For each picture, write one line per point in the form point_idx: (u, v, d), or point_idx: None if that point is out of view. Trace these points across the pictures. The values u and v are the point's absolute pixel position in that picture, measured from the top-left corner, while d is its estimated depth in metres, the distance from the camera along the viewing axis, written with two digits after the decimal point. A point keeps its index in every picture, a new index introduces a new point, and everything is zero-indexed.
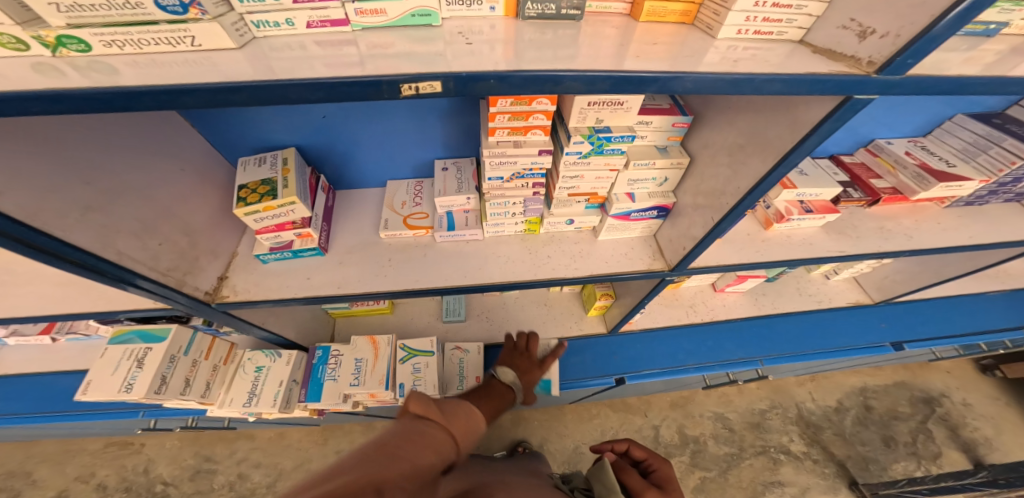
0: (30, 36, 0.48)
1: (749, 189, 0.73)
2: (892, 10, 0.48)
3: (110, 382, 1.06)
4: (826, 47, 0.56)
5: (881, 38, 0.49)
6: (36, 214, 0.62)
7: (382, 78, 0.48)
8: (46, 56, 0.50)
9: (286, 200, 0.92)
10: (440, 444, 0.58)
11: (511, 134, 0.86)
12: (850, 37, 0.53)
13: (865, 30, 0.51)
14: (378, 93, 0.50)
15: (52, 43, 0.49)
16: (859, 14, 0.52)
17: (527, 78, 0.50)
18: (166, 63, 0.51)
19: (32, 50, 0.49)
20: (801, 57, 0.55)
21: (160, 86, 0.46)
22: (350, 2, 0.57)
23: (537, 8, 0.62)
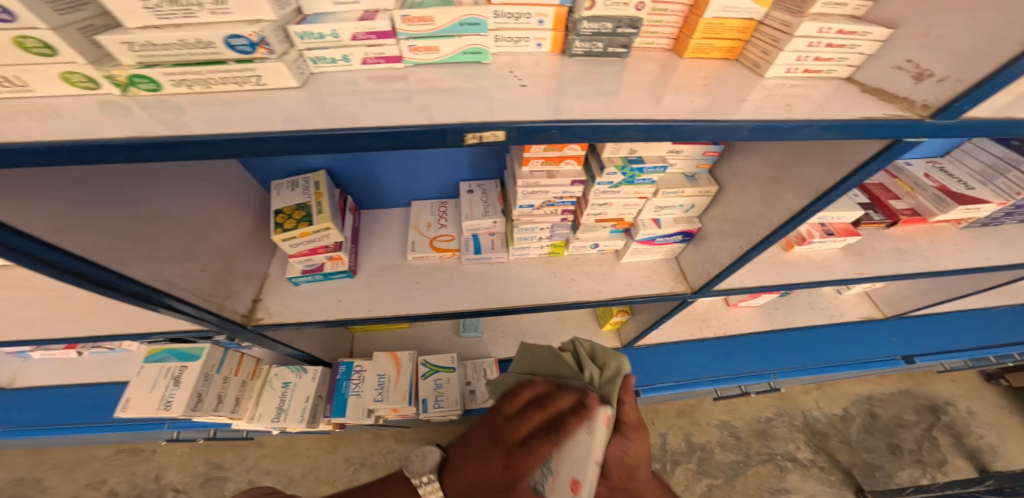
0: (103, 75, 0.47)
1: (782, 223, 0.75)
2: (951, 54, 0.49)
3: (149, 399, 1.04)
4: (878, 86, 0.57)
5: (939, 82, 0.50)
6: (94, 249, 0.64)
7: (449, 128, 0.50)
8: (116, 94, 0.50)
9: (321, 226, 0.94)
10: None
11: (545, 164, 0.88)
12: (906, 77, 0.54)
13: (922, 72, 0.52)
14: (443, 141, 0.52)
15: (122, 82, 0.48)
16: (915, 56, 0.52)
17: (589, 127, 0.53)
18: (233, 105, 0.51)
19: (102, 87, 0.49)
20: (851, 99, 0.57)
21: (249, 134, 0.47)
22: (404, 39, 0.57)
23: (585, 46, 0.62)
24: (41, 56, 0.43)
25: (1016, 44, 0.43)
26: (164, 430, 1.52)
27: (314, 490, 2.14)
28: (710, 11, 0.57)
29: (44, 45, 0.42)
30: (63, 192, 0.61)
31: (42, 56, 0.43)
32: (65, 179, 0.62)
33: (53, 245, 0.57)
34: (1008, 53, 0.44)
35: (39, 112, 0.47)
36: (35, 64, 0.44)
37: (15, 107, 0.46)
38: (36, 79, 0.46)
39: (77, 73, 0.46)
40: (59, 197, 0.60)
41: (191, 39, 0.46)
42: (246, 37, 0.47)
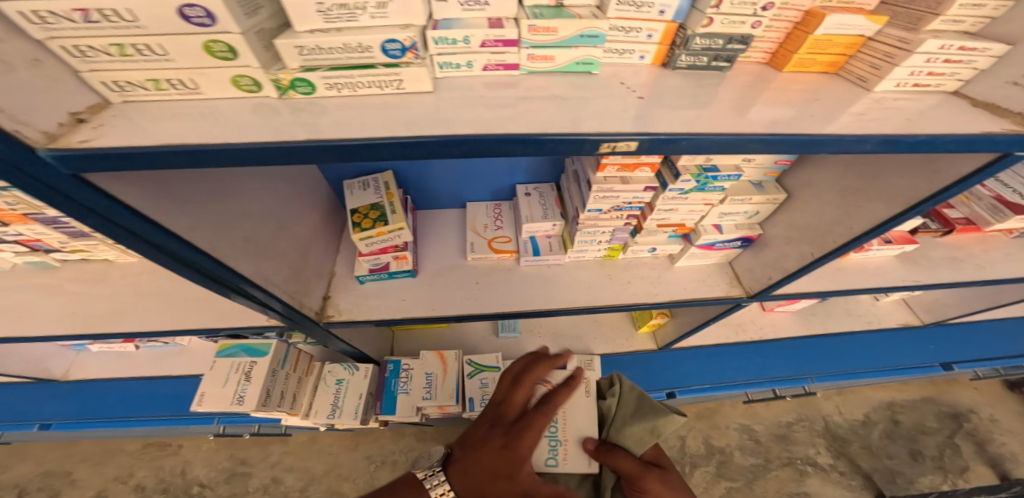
0: (269, 79, 0.50)
1: (865, 231, 0.77)
2: None
3: (222, 393, 1.08)
4: (988, 100, 0.59)
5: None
6: (218, 247, 0.67)
7: (590, 138, 0.53)
8: (271, 97, 0.52)
9: (395, 226, 0.99)
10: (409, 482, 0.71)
11: (620, 171, 0.90)
12: (1021, 92, 0.57)
13: None
14: (578, 150, 0.55)
15: (284, 85, 0.51)
16: None
17: (718, 141, 0.55)
18: (377, 108, 0.54)
19: (262, 90, 0.51)
20: (962, 112, 0.59)
21: (398, 138, 0.50)
22: (526, 47, 0.59)
23: (689, 60, 0.65)
24: (222, 60, 0.46)
25: None
26: (212, 424, 1.55)
27: (336, 487, 2.11)
28: (822, 28, 0.59)
29: (229, 50, 0.45)
30: (199, 192, 0.65)
31: (223, 60, 0.46)
32: (200, 179, 0.65)
33: (189, 242, 0.60)
34: None
35: (207, 114, 0.49)
36: (213, 68, 0.46)
37: (182, 110, 0.49)
38: (207, 83, 0.49)
39: (246, 76, 0.49)
40: (195, 196, 0.64)
41: (354, 43, 0.49)
42: (400, 42, 0.49)
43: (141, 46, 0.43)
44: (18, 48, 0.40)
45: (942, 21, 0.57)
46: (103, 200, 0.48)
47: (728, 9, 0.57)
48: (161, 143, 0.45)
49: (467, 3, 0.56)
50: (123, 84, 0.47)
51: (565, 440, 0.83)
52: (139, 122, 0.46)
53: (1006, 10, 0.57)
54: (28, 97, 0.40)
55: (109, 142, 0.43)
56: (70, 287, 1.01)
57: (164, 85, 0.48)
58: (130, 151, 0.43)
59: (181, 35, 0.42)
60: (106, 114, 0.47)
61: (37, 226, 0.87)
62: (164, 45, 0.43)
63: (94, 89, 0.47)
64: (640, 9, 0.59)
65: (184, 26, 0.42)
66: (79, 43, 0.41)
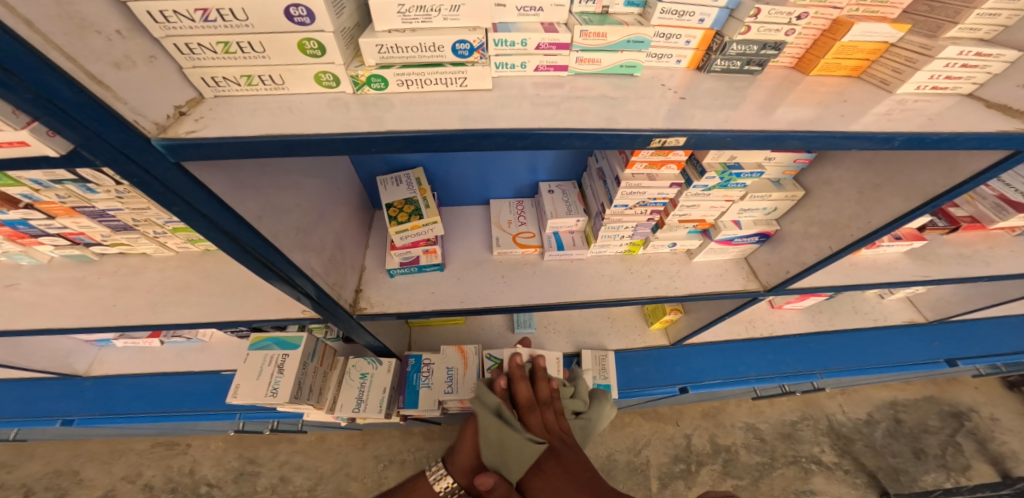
0: (349, 75, 0.54)
1: (883, 225, 0.81)
2: None
3: (256, 385, 1.10)
4: (1002, 102, 0.64)
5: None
6: (276, 236, 0.70)
7: (643, 133, 0.57)
8: (346, 93, 0.56)
9: (430, 220, 1.04)
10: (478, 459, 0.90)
11: (647, 168, 0.94)
12: None
13: None
14: (630, 143, 0.59)
15: (361, 81, 0.55)
16: None
17: (758, 136, 0.59)
18: (443, 103, 0.58)
19: (340, 87, 0.55)
20: (979, 112, 0.63)
21: (468, 130, 0.54)
22: (576, 50, 0.64)
23: (724, 64, 0.69)
24: (310, 57, 0.51)
25: None
26: (232, 419, 1.56)
27: (345, 486, 2.13)
28: (849, 35, 0.64)
29: (319, 47, 0.50)
30: (261, 182, 0.68)
31: (313, 57, 0.51)
32: (261, 171, 0.68)
33: (256, 230, 0.63)
34: None
35: (289, 108, 0.53)
36: (303, 65, 0.52)
37: (267, 104, 0.53)
38: (293, 80, 0.53)
39: (329, 73, 0.53)
40: (258, 186, 0.67)
41: (429, 43, 0.54)
42: (470, 42, 0.55)
43: (244, 44, 0.48)
44: (138, 46, 0.45)
45: (960, 30, 0.62)
46: (193, 186, 0.51)
47: (765, 18, 0.62)
48: (257, 135, 0.49)
49: (524, 9, 0.61)
50: (219, 80, 0.51)
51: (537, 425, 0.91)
52: (231, 116, 0.50)
53: (1019, 19, 0.62)
54: (144, 91, 0.45)
55: (214, 133, 0.48)
56: (109, 279, 1.03)
57: (255, 80, 0.52)
58: (229, 141, 0.47)
59: (280, 33, 0.47)
60: (202, 106, 0.51)
61: (84, 219, 0.86)
62: (263, 43, 0.48)
63: (192, 85, 0.52)
64: (682, 18, 0.64)
65: (286, 25, 0.46)
66: (190, 41, 0.46)
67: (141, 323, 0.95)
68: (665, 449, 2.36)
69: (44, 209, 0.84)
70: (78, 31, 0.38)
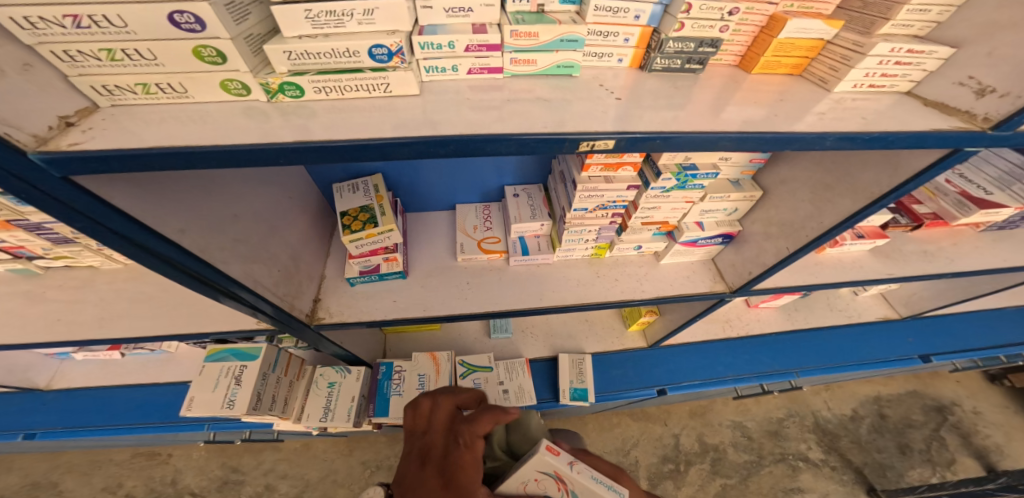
0: (258, 82, 0.53)
1: (836, 224, 0.80)
2: (1011, 72, 0.55)
3: (213, 398, 1.08)
4: (939, 100, 0.63)
5: (1001, 97, 0.56)
6: (207, 249, 0.68)
7: (571, 137, 0.55)
8: (260, 101, 0.55)
9: (385, 228, 1.01)
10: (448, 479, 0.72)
11: (603, 170, 0.93)
12: (967, 93, 0.60)
13: (983, 88, 0.58)
14: (560, 148, 0.57)
15: (273, 89, 0.54)
16: (977, 74, 0.59)
17: (693, 138, 0.58)
18: (365, 110, 0.56)
19: (251, 94, 0.54)
20: (916, 110, 0.62)
21: (388, 138, 0.52)
22: (509, 51, 0.62)
23: (664, 63, 0.68)
24: (211, 65, 0.49)
25: None
26: (202, 432, 1.52)
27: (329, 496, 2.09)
28: (784, 32, 0.63)
29: (218, 54, 0.48)
30: (186, 194, 0.66)
31: (212, 64, 0.49)
32: (186, 181, 0.66)
33: (177, 243, 0.60)
34: None
35: (197, 116, 0.52)
36: (203, 73, 0.50)
37: (170, 113, 0.51)
38: (196, 87, 0.52)
39: (235, 81, 0.52)
40: (183, 198, 0.65)
41: (342, 48, 0.53)
42: (387, 47, 0.54)
43: (130, 51, 0.46)
44: (8, 53, 0.43)
45: (893, 25, 0.61)
46: (88, 200, 0.48)
47: (697, 14, 0.61)
48: (150, 145, 0.47)
49: (452, 10, 0.59)
50: (112, 88, 0.50)
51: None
52: (125, 126, 0.49)
53: (951, 14, 0.62)
54: (18, 101, 0.43)
55: (101, 145, 0.45)
56: (52, 293, 0.99)
57: (153, 89, 0.51)
58: (118, 153, 0.45)
59: (170, 40, 0.46)
60: (94, 116, 0.50)
61: (21, 232, 0.83)
62: (153, 50, 0.47)
63: (84, 94, 0.50)
64: (617, 14, 0.63)
65: (174, 32, 0.45)
66: (69, 48, 0.44)
67: (85, 338, 0.92)
68: (653, 450, 2.35)
69: None
70: None
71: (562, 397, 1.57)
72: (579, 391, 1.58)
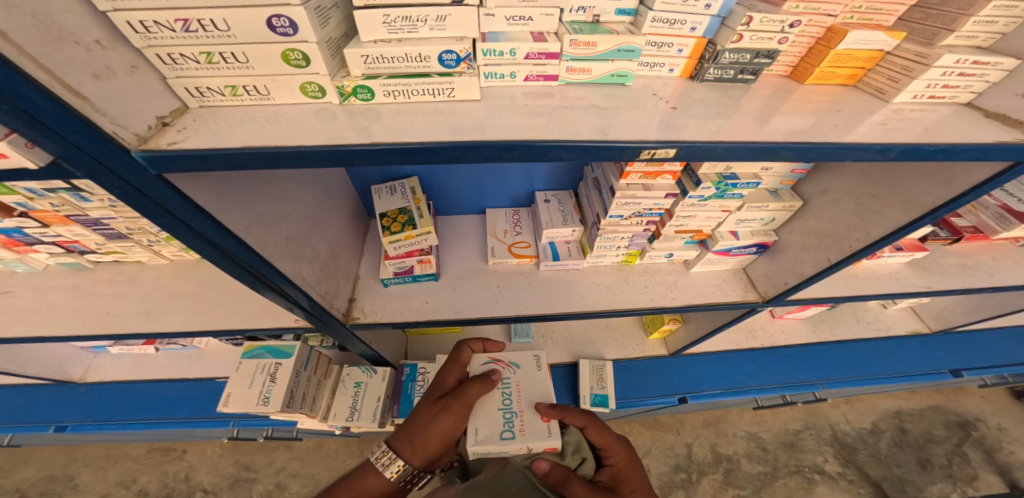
0: (335, 85, 0.54)
1: (883, 236, 0.80)
2: None
3: (248, 394, 1.09)
4: (1002, 111, 0.62)
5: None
6: (266, 248, 0.69)
7: (632, 145, 0.56)
8: (333, 103, 0.56)
9: (424, 230, 1.03)
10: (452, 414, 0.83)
11: (642, 178, 0.93)
12: None
13: None
14: (619, 155, 0.58)
15: (347, 92, 0.55)
16: None
17: (751, 148, 0.58)
18: (431, 114, 0.57)
19: (326, 97, 0.55)
20: (978, 121, 0.62)
21: (456, 142, 0.53)
22: (566, 60, 0.63)
23: (718, 73, 0.68)
24: (295, 68, 0.51)
25: None
26: (226, 428, 1.54)
27: None
28: (843, 43, 0.63)
29: (303, 58, 0.50)
30: (251, 193, 0.68)
31: (296, 67, 0.51)
32: (249, 181, 0.68)
33: (243, 240, 0.62)
34: None
35: (277, 117, 0.53)
36: (287, 75, 0.52)
37: (253, 114, 0.53)
38: (277, 90, 0.53)
39: (314, 83, 0.53)
40: (248, 197, 0.67)
41: (415, 53, 0.54)
42: (456, 53, 0.55)
43: (227, 54, 0.48)
44: (119, 56, 0.45)
45: (957, 36, 0.61)
46: (175, 197, 0.50)
47: (757, 26, 0.61)
48: (237, 146, 0.48)
49: (514, 18, 0.60)
50: (203, 90, 0.52)
51: (521, 412, 0.87)
52: (214, 127, 0.50)
53: (1017, 25, 0.61)
54: (124, 102, 0.45)
55: (195, 145, 0.47)
56: (100, 287, 1.01)
57: (240, 91, 0.53)
58: (210, 153, 0.47)
59: (262, 43, 0.47)
60: (186, 117, 0.52)
61: (78, 227, 0.85)
62: (247, 53, 0.48)
63: (177, 95, 0.52)
64: (673, 26, 0.63)
65: (269, 35, 0.47)
66: (173, 51, 0.47)
67: (131, 332, 0.94)
68: (665, 458, 2.33)
69: (39, 217, 0.82)
70: (56, 41, 0.39)
71: (583, 403, 1.57)
72: (600, 397, 1.57)
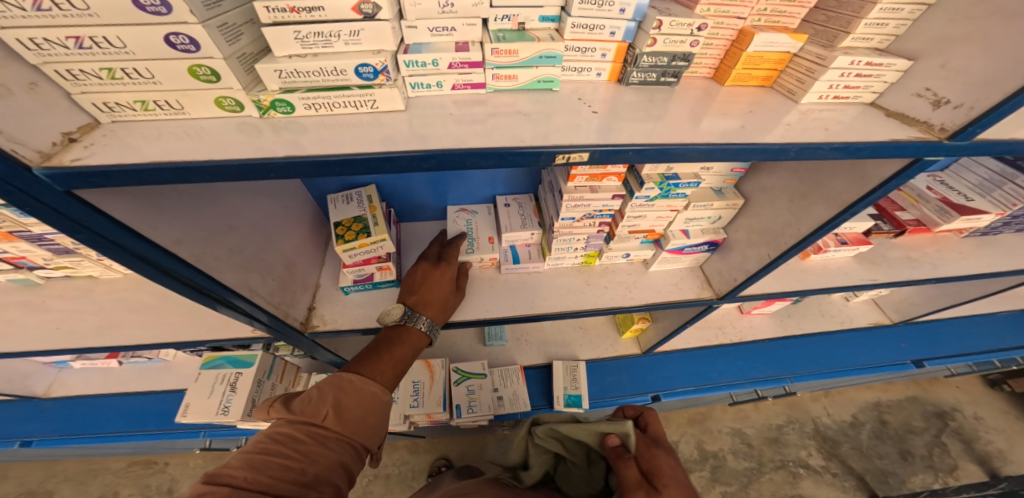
0: (251, 100, 0.56)
1: (813, 231, 0.83)
2: (966, 86, 0.58)
3: (208, 404, 1.10)
4: (900, 110, 0.66)
5: (955, 108, 0.59)
6: (200, 259, 0.70)
7: (545, 150, 0.58)
8: (253, 116, 0.59)
9: (378, 237, 1.03)
10: (376, 394, 0.82)
11: (589, 181, 0.96)
12: (925, 104, 0.63)
13: (939, 100, 0.62)
14: (536, 160, 0.60)
15: (265, 105, 0.57)
16: (933, 85, 0.62)
17: (660, 150, 0.61)
18: (354, 125, 0.60)
19: (245, 111, 0.58)
20: (880, 121, 0.66)
21: (370, 153, 0.55)
22: (491, 68, 0.66)
23: (641, 76, 0.71)
24: (205, 83, 0.53)
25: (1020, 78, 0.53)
26: (198, 439, 1.53)
27: None
28: (752, 45, 0.67)
29: (212, 73, 0.52)
30: (183, 206, 0.69)
31: (207, 82, 0.53)
32: (184, 195, 0.69)
33: (171, 253, 0.63)
34: (1014, 84, 0.53)
35: (191, 130, 0.55)
36: (199, 90, 0.54)
37: (167, 128, 0.55)
38: (191, 104, 0.56)
39: (229, 98, 0.56)
40: (181, 210, 0.68)
41: (330, 67, 0.56)
42: (372, 66, 0.57)
43: (130, 70, 0.50)
44: (16, 73, 0.47)
45: (854, 38, 0.65)
46: (87, 212, 0.52)
47: (668, 30, 0.64)
48: (148, 160, 0.50)
49: (436, 29, 0.63)
50: (112, 105, 0.54)
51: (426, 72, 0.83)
52: (123, 141, 0.52)
53: (907, 28, 0.66)
54: (25, 119, 0.47)
55: (100, 161, 0.49)
56: (52, 302, 1.01)
57: (151, 106, 0.55)
58: (116, 169, 0.48)
59: (166, 59, 0.50)
60: (96, 132, 0.54)
61: (22, 243, 0.86)
62: (151, 69, 0.51)
63: (85, 110, 0.54)
64: (593, 31, 0.66)
65: (171, 52, 0.49)
66: (73, 68, 0.48)
67: (80, 348, 0.93)
68: None
69: None
70: None
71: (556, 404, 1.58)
72: (573, 398, 1.59)
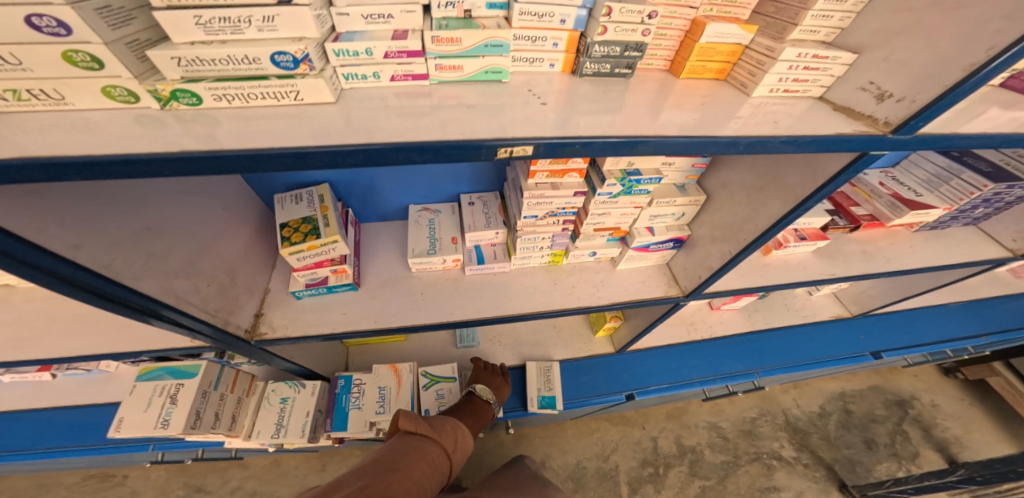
0: (146, 89, 0.51)
1: (770, 226, 0.82)
2: (909, 79, 0.58)
3: (145, 417, 1.05)
4: (846, 105, 0.66)
5: (897, 102, 0.59)
6: (109, 266, 0.64)
7: (485, 143, 0.54)
8: (153, 108, 0.53)
9: (328, 239, 0.97)
10: None
11: (550, 177, 0.93)
12: (869, 98, 0.63)
13: (883, 93, 0.62)
14: (477, 154, 0.56)
15: (165, 96, 0.52)
16: (876, 80, 0.62)
17: (610, 142, 0.58)
18: (274, 116, 0.55)
19: (141, 102, 0.53)
20: (828, 115, 0.65)
21: (289, 148, 0.50)
22: (433, 58, 0.62)
23: (594, 67, 0.69)
24: (87, 71, 0.47)
25: (960, 70, 0.53)
26: (147, 453, 1.42)
27: None
28: (704, 36, 0.66)
29: (93, 60, 0.47)
30: (78, 208, 0.62)
31: (88, 70, 0.47)
32: (77, 196, 0.63)
33: (70, 260, 0.58)
34: (954, 77, 0.54)
35: (78, 122, 0.50)
36: (80, 78, 0.48)
37: (46, 120, 0.49)
38: (73, 93, 0.50)
39: (118, 87, 0.50)
40: (76, 211, 0.62)
41: (239, 55, 0.51)
42: (291, 54, 0.52)
43: None
44: None
45: (802, 30, 0.65)
46: None
47: (618, 18, 0.62)
48: (22, 153, 0.44)
49: (371, 16, 0.59)
50: None
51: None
52: None
53: (851, 21, 0.66)
54: None
55: None
56: None
57: (25, 95, 0.49)
58: None
59: (32, 44, 0.44)
60: None
61: None
62: (16, 54, 0.45)
63: None
64: (543, 19, 0.63)
65: (37, 36, 0.44)
66: None
67: None
68: (631, 453, 2.32)
69: None
70: None
71: (529, 406, 1.55)
72: (546, 400, 1.56)
